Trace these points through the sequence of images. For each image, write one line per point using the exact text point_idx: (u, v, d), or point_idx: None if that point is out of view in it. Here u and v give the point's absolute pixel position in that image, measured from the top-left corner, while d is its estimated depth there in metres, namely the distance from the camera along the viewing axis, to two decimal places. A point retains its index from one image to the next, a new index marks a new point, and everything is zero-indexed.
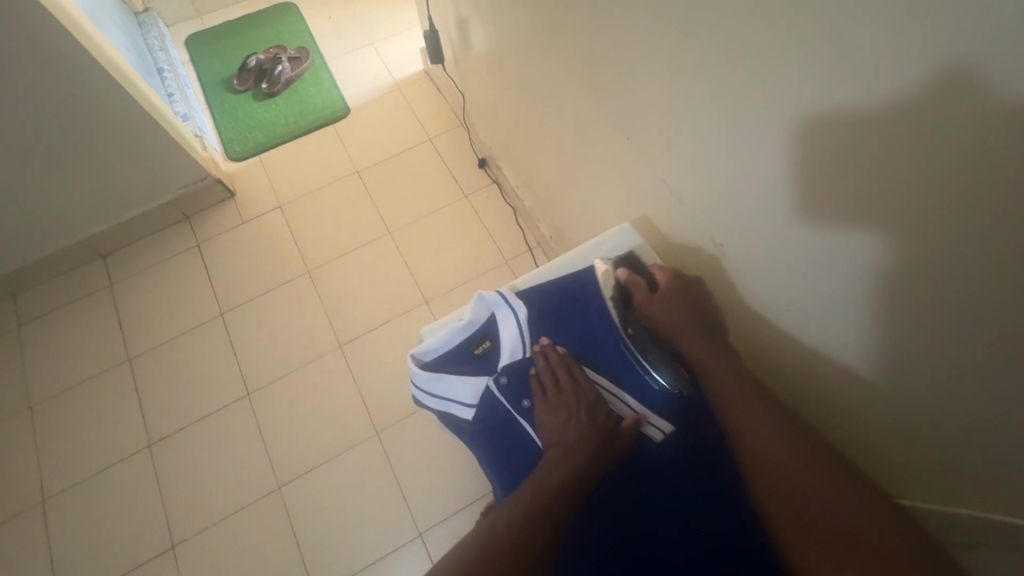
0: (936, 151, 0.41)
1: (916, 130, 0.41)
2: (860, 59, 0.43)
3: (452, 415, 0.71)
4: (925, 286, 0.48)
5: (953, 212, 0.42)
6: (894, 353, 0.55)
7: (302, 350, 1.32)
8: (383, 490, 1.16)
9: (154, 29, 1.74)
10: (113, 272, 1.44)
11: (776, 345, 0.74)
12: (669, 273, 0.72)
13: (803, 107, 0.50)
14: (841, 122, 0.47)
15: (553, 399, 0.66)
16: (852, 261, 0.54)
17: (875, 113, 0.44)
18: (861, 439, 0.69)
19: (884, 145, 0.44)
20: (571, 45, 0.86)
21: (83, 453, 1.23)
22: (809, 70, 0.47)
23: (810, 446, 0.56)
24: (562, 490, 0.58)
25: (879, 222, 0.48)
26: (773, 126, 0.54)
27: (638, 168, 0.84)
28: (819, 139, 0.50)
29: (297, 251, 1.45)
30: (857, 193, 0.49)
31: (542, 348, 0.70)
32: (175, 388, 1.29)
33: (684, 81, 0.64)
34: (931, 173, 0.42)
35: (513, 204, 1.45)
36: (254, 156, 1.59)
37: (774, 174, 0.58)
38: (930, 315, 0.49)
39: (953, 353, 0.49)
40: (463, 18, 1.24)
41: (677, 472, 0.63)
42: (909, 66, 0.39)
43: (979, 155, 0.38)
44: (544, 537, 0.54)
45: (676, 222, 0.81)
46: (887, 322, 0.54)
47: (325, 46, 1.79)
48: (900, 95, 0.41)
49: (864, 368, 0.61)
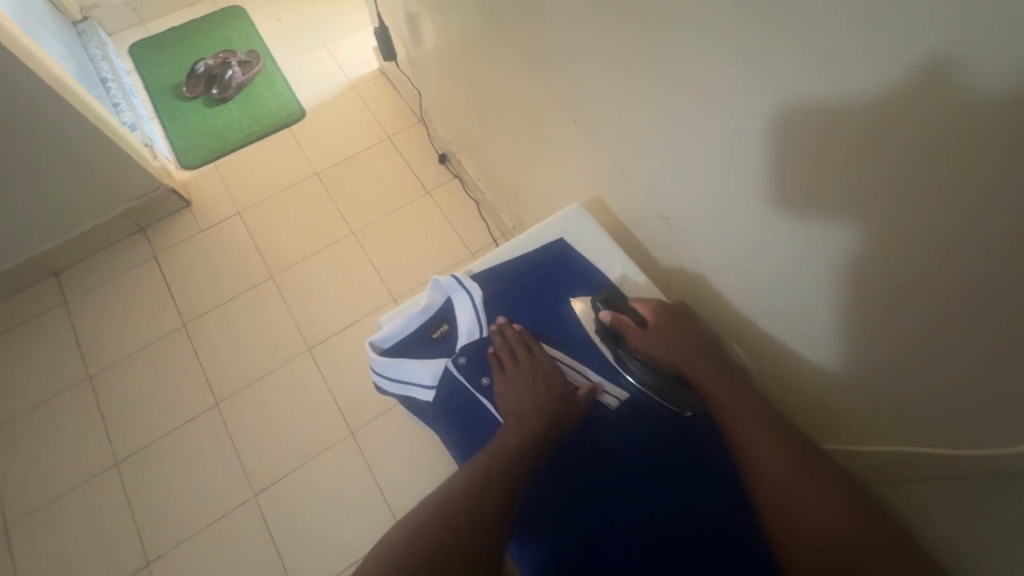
0: (896, 130, 0.41)
1: (877, 110, 0.42)
2: (812, 42, 0.43)
3: (413, 397, 0.73)
4: (880, 260, 0.49)
5: (915, 195, 0.42)
6: (849, 325, 0.57)
7: (271, 357, 1.30)
8: (362, 489, 1.16)
9: (94, 38, 1.69)
10: (68, 289, 1.39)
11: (732, 316, 0.77)
12: (656, 305, 0.71)
13: (758, 88, 0.51)
14: (798, 101, 0.48)
15: (510, 374, 0.69)
16: (800, 230, 0.56)
17: (835, 93, 0.44)
18: (808, 401, 0.72)
19: (840, 122, 0.45)
20: (520, 35, 0.87)
21: (48, 477, 1.19)
22: (763, 49, 0.48)
23: (802, 451, 0.58)
24: (519, 458, 0.60)
25: (834, 197, 0.50)
26: (726, 107, 0.55)
27: (590, 151, 0.86)
28: (775, 119, 0.51)
29: (260, 256, 1.43)
30: (817, 176, 0.50)
31: (499, 327, 0.73)
32: (140, 403, 1.26)
33: (634, 67, 0.65)
34: (902, 159, 0.42)
35: (476, 197, 1.46)
36: (209, 163, 1.56)
37: (719, 150, 0.60)
38: (882, 287, 0.50)
39: (895, 319, 0.51)
40: (413, 15, 1.24)
41: (626, 435, 0.68)
42: (861, 49, 0.40)
43: (942, 140, 0.38)
44: (498, 501, 0.57)
45: (629, 202, 0.85)
46: (847, 295, 0.55)
47: (276, 48, 1.77)
48: (859, 76, 0.41)
49: (828, 344, 0.62)
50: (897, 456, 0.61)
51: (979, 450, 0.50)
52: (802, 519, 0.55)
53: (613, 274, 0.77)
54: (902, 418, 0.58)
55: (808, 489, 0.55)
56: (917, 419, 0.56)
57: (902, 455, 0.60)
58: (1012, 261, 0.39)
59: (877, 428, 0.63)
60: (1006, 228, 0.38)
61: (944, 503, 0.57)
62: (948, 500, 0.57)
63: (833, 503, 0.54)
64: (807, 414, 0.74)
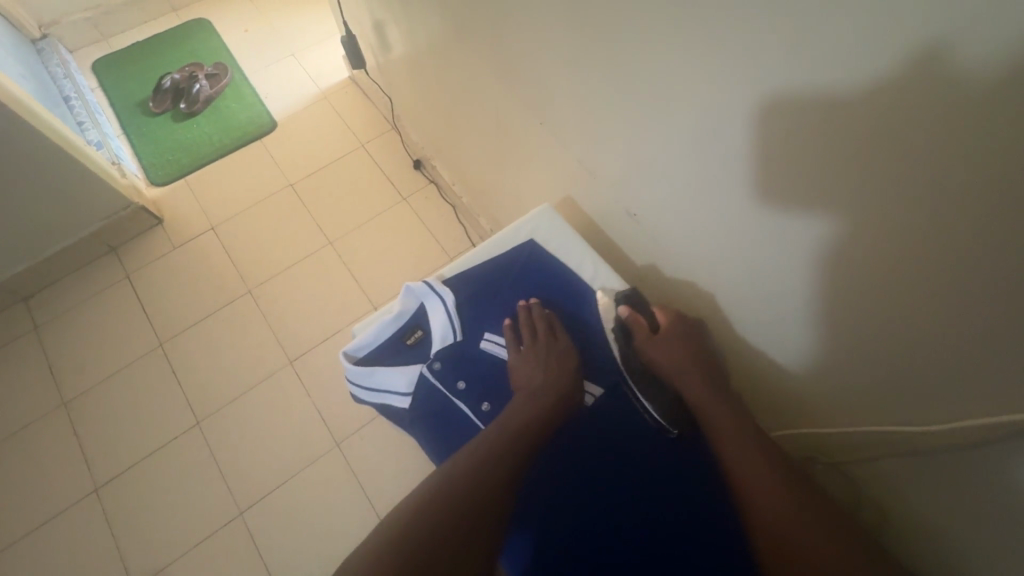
0: (871, 115, 0.41)
1: (849, 95, 0.41)
2: (773, 39, 0.44)
3: (389, 405, 0.73)
4: (855, 243, 0.49)
5: (883, 184, 0.43)
6: (819, 311, 0.59)
7: (253, 372, 1.29)
8: (350, 500, 1.15)
9: (54, 56, 1.65)
10: (37, 313, 1.36)
11: (706, 308, 0.79)
12: (674, 316, 0.73)
13: (727, 78, 0.50)
14: (768, 89, 0.47)
15: (527, 350, 0.73)
16: (769, 221, 0.57)
17: (809, 79, 0.44)
18: (781, 389, 0.73)
19: (813, 109, 0.45)
20: (486, 39, 0.88)
21: (25, 508, 1.16)
22: (730, 40, 0.48)
23: (772, 457, 0.60)
24: (516, 447, 0.63)
25: (800, 188, 0.51)
26: (695, 97, 0.55)
27: (561, 150, 0.87)
28: (746, 107, 0.51)
29: (235, 271, 1.41)
30: (784, 168, 0.51)
31: (527, 304, 0.78)
32: (118, 426, 1.24)
33: (600, 68, 0.66)
34: (865, 150, 0.43)
35: (452, 201, 1.47)
36: (179, 179, 1.54)
37: (687, 139, 0.60)
38: (852, 274, 0.52)
39: (867, 303, 0.52)
40: (379, 22, 1.24)
41: (603, 437, 0.71)
42: (821, 43, 0.41)
43: (903, 131, 0.40)
44: (486, 496, 0.57)
45: (599, 200, 0.86)
46: (816, 283, 0.57)
47: (244, 60, 1.75)
48: (831, 63, 0.41)
49: (800, 332, 0.64)
50: (867, 438, 0.62)
51: (953, 424, 0.51)
52: (766, 515, 0.57)
53: (585, 273, 0.78)
54: (871, 401, 0.59)
55: (773, 488, 0.58)
56: (886, 401, 0.58)
57: (871, 436, 0.62)
58: (987, 239, 0.39)
59: (845, 412, 0.64)
60: (977, 209, 0.38)
61: (914, 478, 0.59)
62: (920, 476, 0.59)
63: (796, 501, 0.56)
64: (779, 401, 0.75)
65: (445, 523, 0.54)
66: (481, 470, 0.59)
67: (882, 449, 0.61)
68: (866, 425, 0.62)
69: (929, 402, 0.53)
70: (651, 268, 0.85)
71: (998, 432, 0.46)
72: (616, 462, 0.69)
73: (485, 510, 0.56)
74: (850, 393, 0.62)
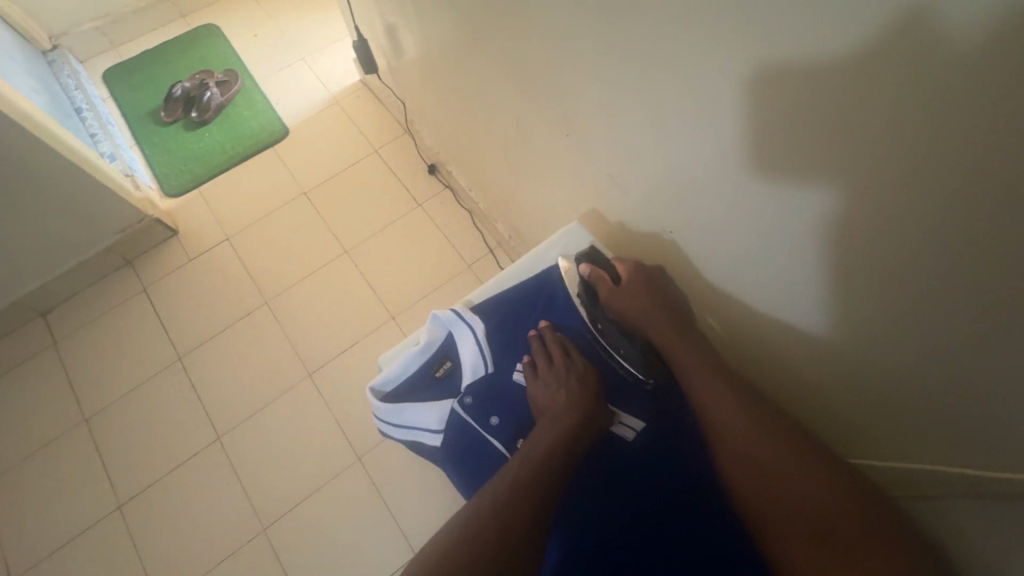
0: (935, 141, 0.37)
1: (926, 122, 0.37)
2: (819, 61, 0.41)
3: (420, 442, 0.71)
4: (920, 279, 0.45)
5: (948, 215, 0.40)
6: (866, 342, 0.55)
7: (271, 385, 1.27)
8: (373, 515, 1.14)
9: (65, 67, 1.64)
10: (56, 329, 1.36)
11: (739, 329, 0.75)
12: (632, 265, 0.72)
13: (774, 99, 0.46)
14: (822, 113, 0.43)
15: (544, 375, 0.69)
16: (817, 250, 0.53)
17: (876, 102, 0.39)
18: (824, 414, 0.69)
19: (879, 135, 0.40)
20: (503, 46, 0.84)
21: (50, 525, 1.16)
22: (778, 58, 0.44)
23: (834, 472, 0.54)
24: (539, 472, 0.58)
25: (851, 216, 0.47)
26: (741, 121, 0.51)
27: (583, 162, 0.83)
28: (796, 132, 0.46)
29: (251, 282, 1.39)
30: (830, 195, 0.48)
31: (538, 332, 0.74)
32: (139, 442, 1.23)
33: (623, 82, 0.63)
34: (924, 180, 0.40)
35: (468, 206, 1.43)
36: (192, 189, 1.53)
37: (729, 165, 0.56)
38: (910, 308, 0.48)
39: (926, 335, 0.48)
40: (391, 25, 1.21)
41: (646, 469, 0.65)
42: (875, 66, 0.38)
43: (971, 160, 0.36)
44: (513, 532, 0.52)
45: (624, 215, 0.82)
46: (870, 316, 0.52)
47: (254, 65, 1.73)
48: (906, 87, 0.37)
49: (848, 361, 0.59)
50: (917, 475, 0.59)
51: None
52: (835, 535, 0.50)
53: None
54: (929, 434, 0.56)
55: (840, 503, 0.52)
56: (943, 436, 0.54)
57: (922, 472, 0.58)
58: None
59: (896, 441, 0.61)
60: None
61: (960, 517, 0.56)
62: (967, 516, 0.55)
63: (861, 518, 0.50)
64: (822, 427, 0.71)
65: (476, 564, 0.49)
66: (510, 498, 0.55)
67: (938, 486, 0.57)
68: (919, 459, 0.59)
69: (995, 441, 0.49)
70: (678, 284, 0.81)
71: None
72: (651, 477, 0.64)
73: (509, 540, 0.51)
74: (906, 424, 0.58)
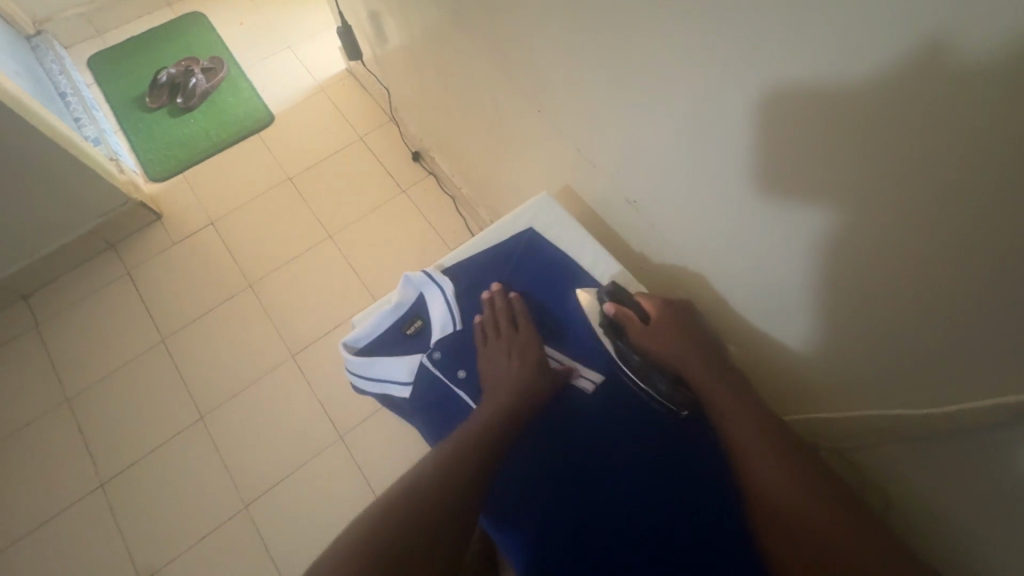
0: (861, 100, 0.41)
1: (861, 81, 0.40)
2: (762, 29, 0.44)
3: (390, 394, 0.75)
4: (856, 235, 0.49)
5: (876, 173, 0.43)
6: (815, 299, 0.59)
7: (255, 366, 1.29)
8: (354, 492, 1.16)
9: (50, 52, 1.64)
10: (39, 311, 1.36)
11: (704, 297, 0.78)
12: (659, 302, 0.72)
13: (723, 66, 0.50)
14: (767, 78, 0.47)
15: (493, 343, 0.75)
16: (760, 208, 0.57)
17: (818, 65, 0.42)
18: (782, 377, 0.73)
19: (819, 100, 0.43)
20: (481, 28, 0.87)
21: (31, 503, 1.17)
22: (726, 27, 0.47)
23: (790, 450, 0.59)
24: (483, 437, 0.64)
25: (795, 177, 0.50)
26: (695, 91, 0.54)
27: (559, 141, 0.86)
28: (744, 96, 0.50)
29: (236, 266, 1.41)
30: (775, 157, 0.51)
31: (491, 296, 0.78)
32: (122, 422, 1.24)
33: (593, 58, 0.66)
34: (856, 139, 0.43)
35: (451, 193, 1.46)
36: (177, 175, 1.54)
37: (684, 130, 0.59)
38: (849, 264, 0.51)
39: (862, 291, 0.52)
40: (375, 12, 1.23)
41: (597, 430, 0.71)
42: (809, 31, 0.41)
43: (893, 117, 0.39)
44: (450, 488, 0.58)
45: (597, 189, 0.85)
46: (817, 270, 0.56)
47: (240, 53, 1.74)
48: (844, 50, 0.39)
49: (797, 318, 0.63)
50: (860, 424, 0.63)
51: (943, 409, 0.51)
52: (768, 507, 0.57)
53: (582, 268, 0.79)
54: (866, 387, 0.59)
55: (797, 486, 0.56)
56: (878, 389, 0.58)
57: (861, 420, 0.62)
58: (988, 224, 0.38)
59: (839, 392, 0.64)
60: (970, 197, 0.38)
61: (912, 462, 0.59)
62: (916, 459, 0.58)
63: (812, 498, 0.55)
64: (781, 390, 0.75)
65: (425, 497, 0.56)
66: (461, 450, 0.62)
67: (880, 433, 0.61)
68: (859, 408, 0.62)
69: (927, 393, 0.52)
70: (649, 257, 0.85)
71: (997, 418, 0.46)
72: (620, 457, 0.69)
73: (448, 493, 0.57)
74: (848, 380, 0.61)
